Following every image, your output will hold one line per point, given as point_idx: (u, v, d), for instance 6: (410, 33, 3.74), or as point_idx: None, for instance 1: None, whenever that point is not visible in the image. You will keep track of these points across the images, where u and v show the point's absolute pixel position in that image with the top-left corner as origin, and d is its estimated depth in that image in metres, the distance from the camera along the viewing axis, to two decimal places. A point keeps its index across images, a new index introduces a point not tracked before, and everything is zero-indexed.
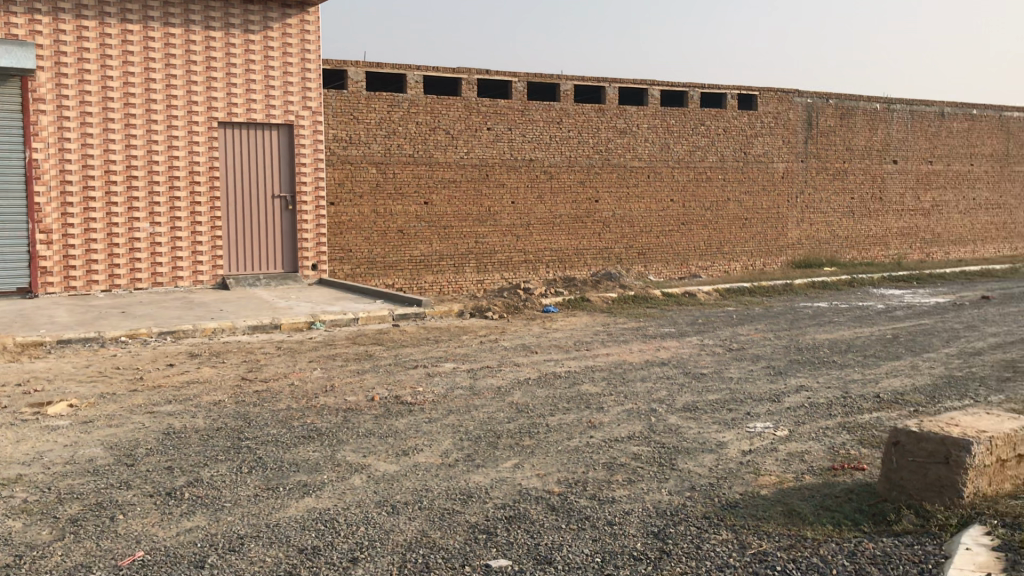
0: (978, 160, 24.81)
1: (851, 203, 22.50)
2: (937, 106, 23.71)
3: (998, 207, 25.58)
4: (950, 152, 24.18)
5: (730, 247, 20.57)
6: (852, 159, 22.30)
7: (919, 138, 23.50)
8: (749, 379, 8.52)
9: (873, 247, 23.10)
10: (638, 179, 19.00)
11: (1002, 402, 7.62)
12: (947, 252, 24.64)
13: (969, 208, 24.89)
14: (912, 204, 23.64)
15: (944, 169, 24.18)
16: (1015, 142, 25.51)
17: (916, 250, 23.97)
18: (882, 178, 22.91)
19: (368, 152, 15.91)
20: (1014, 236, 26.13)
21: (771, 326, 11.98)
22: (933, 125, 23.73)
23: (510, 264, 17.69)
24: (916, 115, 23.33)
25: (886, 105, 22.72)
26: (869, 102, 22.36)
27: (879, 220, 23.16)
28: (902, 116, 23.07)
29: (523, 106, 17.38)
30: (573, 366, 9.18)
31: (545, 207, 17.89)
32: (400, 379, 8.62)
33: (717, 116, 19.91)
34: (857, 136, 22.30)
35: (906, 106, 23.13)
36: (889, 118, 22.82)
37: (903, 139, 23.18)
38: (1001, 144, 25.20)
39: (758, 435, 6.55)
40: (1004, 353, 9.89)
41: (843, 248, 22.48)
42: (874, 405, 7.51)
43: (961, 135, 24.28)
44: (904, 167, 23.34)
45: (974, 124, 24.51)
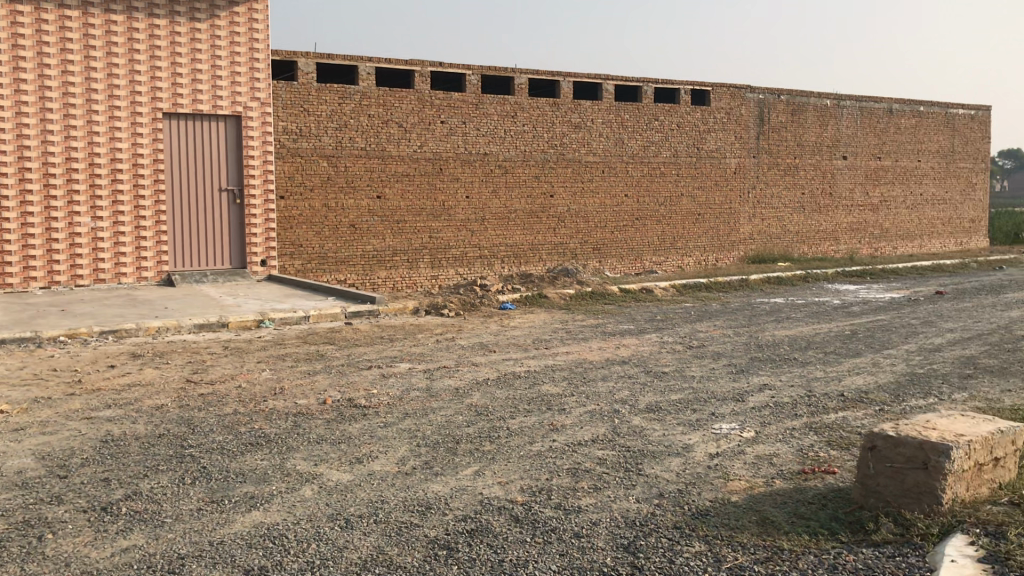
0: (926, 157, 25.08)
1: (802, 198, 22.58)
2: (885, 103, 23.90)
3: (945, 203, 25.91)
4: (898, 148, 24.40)
5: (683, 242, 20.51)
6: (803, 155, 22.37)
7: (868, 135, 23.67)
8: (712, 378, 8.35)
9: (824, 242, 23.22)
10: (593, 173, 18.82)
11: (966, 400, 7.52)
12: (896, 248, 24.89)
13: (916, 204, 25.17)
14: (861, 200, 23.81)
15: (892, 165, 24.40)
16: (961, 139, 25.85)
17: (865, 246, 24.18)
18: (832, 174, 23.03)
19: (319, 145, 15.49)
20: (961, 232, 26.50)
21: (730, 323, 11.85)
22: (882, 122, 23.91)
23: (465, 259, 17.39)
24: (865, 111, 23.49)
25: (836, 101, 22.81)
26: (820, 98, 22.44)
27: (830, 216, 23.29)
28: (851, 112, 23.20)
29: (477, 99, 17.08)
30: (532, 366, 8.92)
31: (499, 201, 17.62)
32: (353, 380, 8.30)
33: (671, 111, 19.81)
34: (808, 132, 22.38)
35: (856, 102, 23.27)
36: (839, 115, 22.93)
37: (852, 135, 23.32)
38: (947, 140, 25.50)
39: (725, 437, 6.36)
40: (963, 349, 9.85)
41: (794, 243, 22.56)
42: (839, 404, 7.37)
43: (908, 132, 24.51)
44: (854, 163, 23.49)
45: (921, 120, 24.76)
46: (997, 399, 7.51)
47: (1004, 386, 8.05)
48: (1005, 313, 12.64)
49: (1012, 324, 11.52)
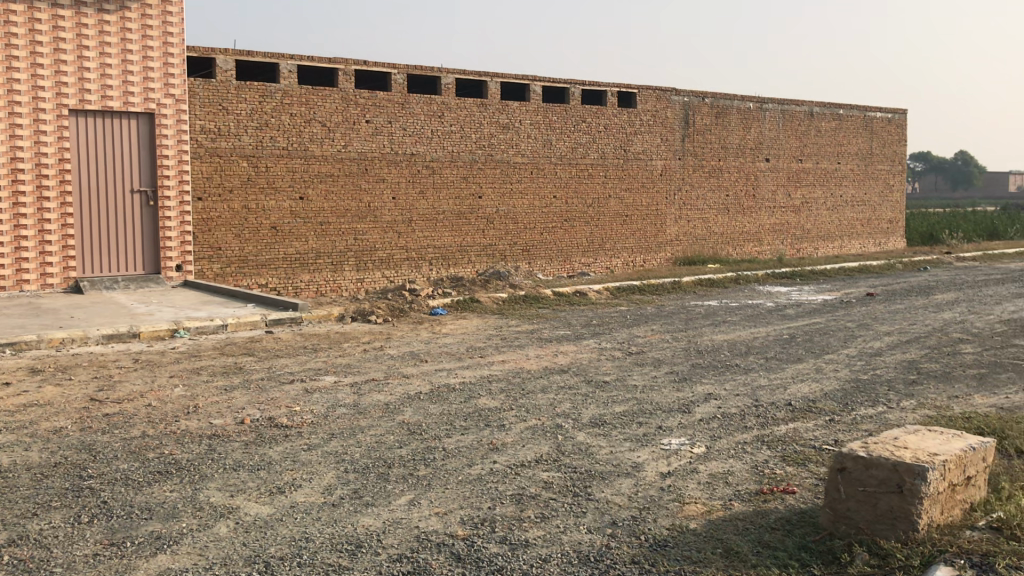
0: (845, 159, 25.38)
1: (727, 200, 22.57)
2: (806, 106, 24.09)
3: (865, 204, 26.26)
4: (818, 151, 24.62)
5: (612, 243, 20.25)
6: (727, 157, 22.38)
7: (789, 137, 23.83)
8: (655, 387, 7.99)
9: (748, 244, 23.26)
10: (522, 174, 18.44)
11: (915, 408, 7.30)
12: (819, 249, 25.13)
13: (837, 205, 25.43)
14: (783, 202, 23.95)
15: (813, 167, 24.60)
16: (879, 141, 26.25)
17: (789, 247, 24.33)
18: (755, 176, 23.08)
19: (239, 145, 14.81)
20: (880, 232, 26.90)
21: (667, 327, 11.55)
22: (803, 124, 24.09)
23: (391, 261, 16.78)
24: (786, 115, 23.62)
25: (758, 104, 22.87)
26: (743, 101, 22.49)
27: (754, 217, 23.33)
28: (774, 115, 23.31)
29: (403, 98, 16.53)
30: (466, 377, 8.44)
31: (427, 203, 17.09)
32: (275, 397, 7.70)
33: (598, 113, 19.56)
34: (732, 134, 22.39)
35: (778, 105, 23.38)
36: (761, 117, 23.00)
37: (775, 138, 23.44)
38: (866, 143, 25.84)
39: (675, 454, 5.99)
40: (903, 354, 9.71)
41: (719, 245, 22.53)
42: (788, 414, 7.07)
43: (828, 134, 24.76)
44: (776, 165, 23.60)
45: (840, 123, 25.04)
46: (946, 407, 7.32)
47: (950, 392, 7.88)
48: (937, 314, 12.64)
49: (945, 326, 11.49)
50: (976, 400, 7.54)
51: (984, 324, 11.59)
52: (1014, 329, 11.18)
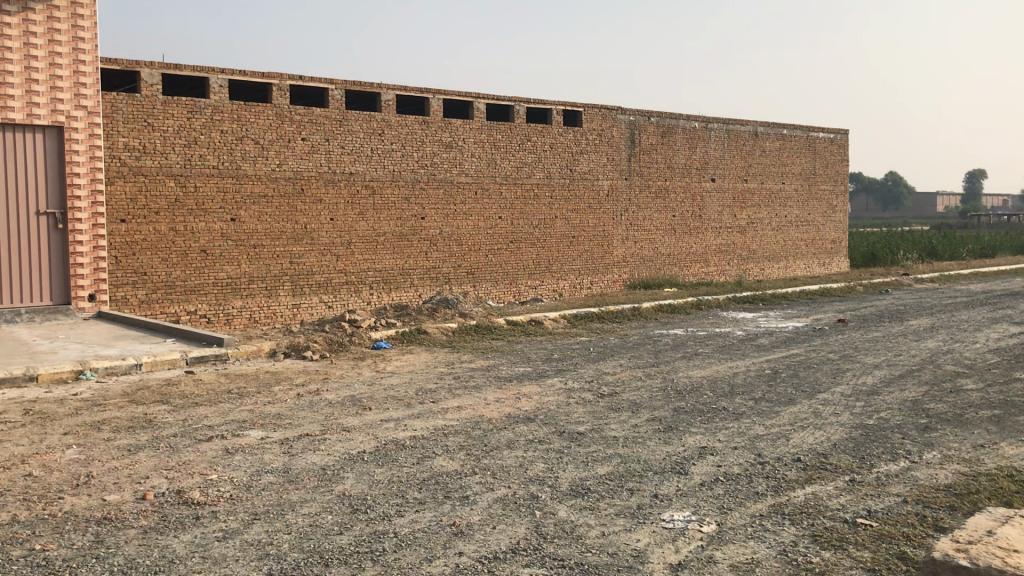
0: (789, 180, 24.75)
1: (673, 220, 21.68)
2: (751, 125, 23.42)
3: (809, 224, 25.63)
4: (763, 171, 23.96)
5: (559, 265, 19.19)
6: (673, 177, 21.52)
7: (734, 158, 23.09)
8: (639, 440, 6.89)
9: (694, 265, 22.40)
10: (466, 195, 17.29)
11: (944, 462, 6.29)
12: (764, 269, 24.41)
13: (782, 225, 24.77)
14: (729, 222, 23.18)
15: (758, 187, 23.90)
16: (822, 162, 25.70)
17: (736, 267, 23.57)
18: (701, 197, 22.28)
19: (165, 164, 13.45)
20: (824, 253, 26.24)
21: (637, 362, 10.46)
22: (747, 144, 23.41)
23: (329, 286, 15.44)
24: (731, 134, 22.89)
25: (704, 124, 22.09)
26: (689, 120, 21.69)
27: (699, 238, 22.48)
28: (719, 135, 22.56)
29: (341, 115, 15.28)
30: (419, 430, 7.22)
31: (366, 224, 15.80)
32: (187, 461, 6.37)
33: (543, 132, 18.54)
34: (678, 155, 21.56)
35: (722, 124, 22.63)
36: (706, 137, 22.22)
37: (720, 158, 22.67)
38: (810, 163, 25.30)
39: (682, 536, 4.89)
40: (902, 392, 8.76)
41: (665, 266, 21.61)
42: (801, 474, 6.01)
43: (772, 154, 24.14)
44: (721, 185, 22.85)
45: (785, 143, 24.46)
46: (976, 459, 6.34)
47: (972, 439, 6.91)
48: (920, 344, 11.80)
49: (934, 358, 10.63)
50: (1006, 450, 6.58)
51: (974, 355, 10.74)
52: (1008, 360, 10.36)
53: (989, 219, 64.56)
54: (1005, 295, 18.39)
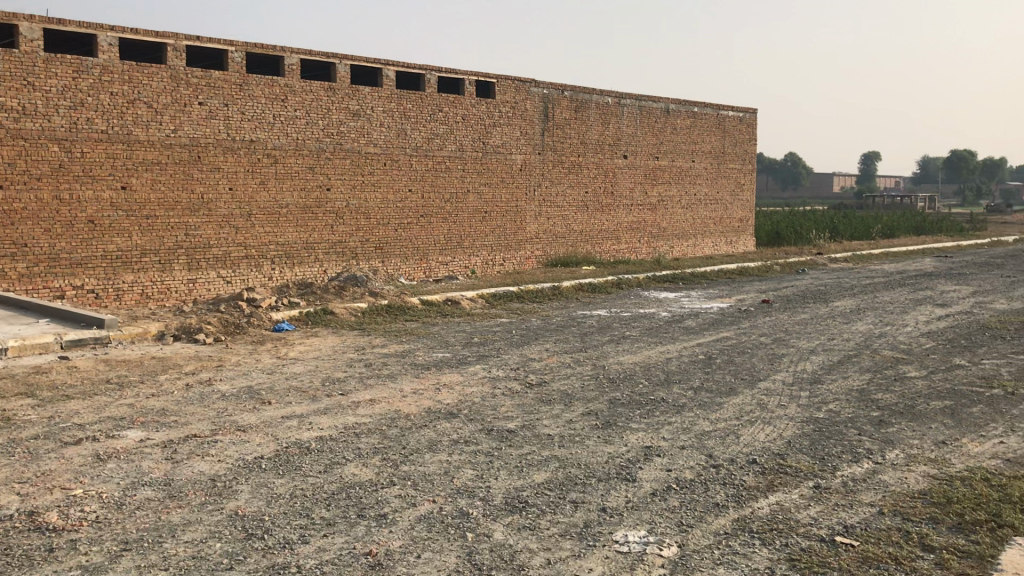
0: (699, 158, 24.35)
1: (585, 196, 21.01)
2: (663, 102, 22.84)
3: (718, 202, 25.31)
4: (674, 148, 23.46)
5: (470, 240, 18.34)
6: (586, 153, 20.80)
7: (645, 134, 22.50)
8: (577, 439, 6.15)
9: (606, 242, 21.83)
10: (375, 165, 16.18)
11: (908, 463, 5.75)
12: (676, 247, 24.06)
13: (692, 203, 24.37)
14: (641, 199, 22.64)
15: (669, 165, 23.40)
16: (731, 140, 25.37)
17: (649, 246, 23.12)
18: (614, 173, 21.64)
19: (48, 127, 12.01)
20: (731, 231, 26.00)
21: (563, 347, 9.74)
22: (659, 121, 22.85)
23: (228, 260, 14.19)
24: (644, 110, 22.28)
25: (617, 99, 21.40)
26: (602, 94, 20.95)
27: (612, 215, 21.89)
28: (631, 111, 21.92)
29: (241, 78, 14.01)
30: (326, 430, 6.33)
31: (268, 194, 14.58)
32: (48, 471, 5.34)
33: (455, 102, 17.55)
34: (591, 130, 20.82)
35: (635, 100, 21.98)
36: (620, 113, 21.54)
37: (632, 135, 22.04)
38: (719, 141, 24.93)
39: (641, 564, 4.17)
40: (845, 380, 8.27)
41: (578, 243, 20.98)
42: (760, 480, 5.37)
43: (684, 132, 23.66)
44: (633, 162, 22.25)
45: (695, 121, 23.99)
46: (942, 459, 5.82)
47: (931, 435, 6.41)
48: (851, 327, 11.43)
49: (868, 343, 10.22)
50: (971, 448, 6.08)
51: (909, 340, 10.40)
52: (943, 346, 10.02)
53: (883, 202, 65.97)
54: (918, 275, 18.40)
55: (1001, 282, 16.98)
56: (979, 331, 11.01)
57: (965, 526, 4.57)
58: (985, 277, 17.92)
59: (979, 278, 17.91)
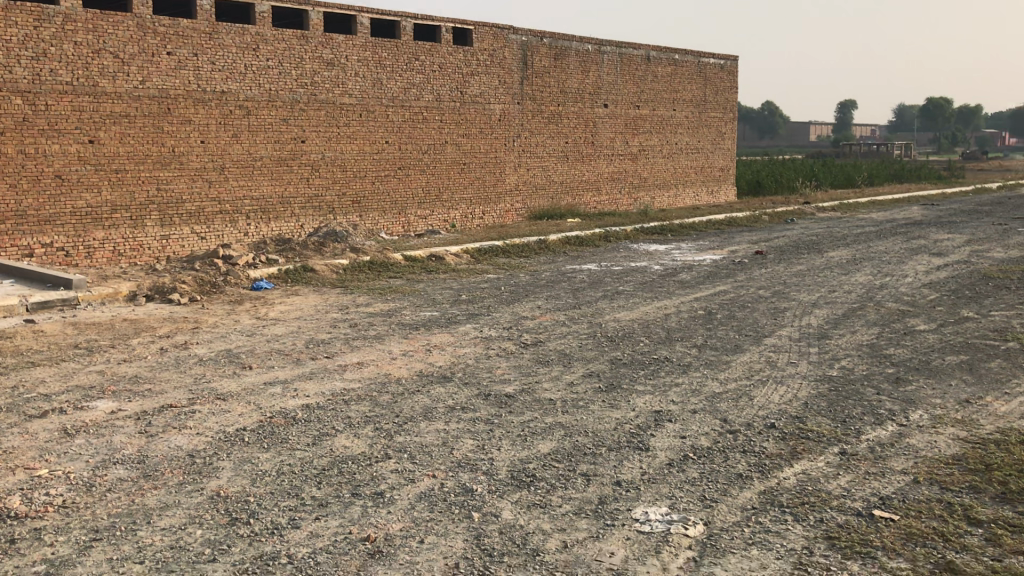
0: (680, 107, 23.74)
1: (566, 146, 20.41)
2: (644, 49, 22.17)
3: (700, 151, 24.78)
4: (655, 97, 22.84)
5: (449, 193, 17.67)
6: (566, 102, 20.16)
7: (626, 83, 21.84)
8: (581, 404, 5.77)
9: (586, 193, 21.31)
10: (350, 117, 15.38)
11: (934, 424, 5.42)
12: (657, 198, 23.59)
13: (673, 152, 23.80)
14: (622, 149, 22.07)
15: (650, 114, 22.80)
16: (712, 89, 24.74)
17: (629, 196, 22.62)
18: (594, 123, 21.01)
19: (10, 78, 11.28)
20: (713, 181, 25.53)
21: (555, 304, 9.33)
22: (640, 69, 22.20)
23: (201, 215, 13.52)
24: (624, 58, 21.61)
25: (597, 47, 20.70)
26: (581, 42, 20.26)
27: (592, 166, 21.32)
28: (612, 59, 21.23)
29: (211, 27, 13.25)
30: (313, 397, 5.91)
31: (242, 147, 13.86)
32: (10, 449, 4.89)
33: (431, 50, 16.75)
34: (570, 78, 20.15)
35: (615, 47, 21.28)
36: (599, 61, 20.86)
37: (612, 83, 21.38)
38: (700, 90, 24.30)
39: (667, 545, 3.80)
40: (853, 335, 7.95)
41: (558, 195, 20.45)
42: (782, 446, 5.01)
43: (665, 80, 23.03)
44: (614, 111, 21.62)
45: (676, 69, 23.35)
46: (970, 420, 5.49)
47: (953, 394, 6.08)
48: (850, 278, 11.11)
49: (871, 295, 9.90)
50: (998, 407, 5.77)
51: (912, 291, 10.09)
52: (948, 296, 9.72)
53: (860, 150, 65.67)
54: (907, 224, 18.11)
55: (992, 230, 16.72)
56: (981, 281, 10.70)
57: (1009, 497, 4.24)
58: (976, 225, 17.65)
59: (969, 226, 17.64)
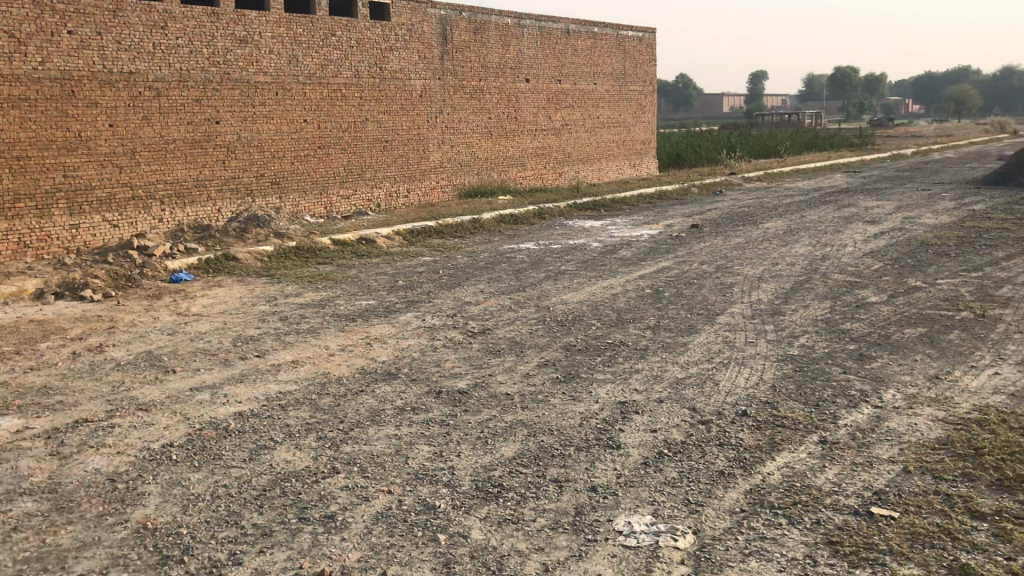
0: (601, 80, 23.41)
1: (489, 122, 19.88)
2: (564, 23, 21.71)
3: (622, 124, 24.52)
4: (577, 71, 22.44)
5: (372, 172, 16.98)
6: (488, 77, 19.59)
7: (546, 57, 21.39)
8: (541, 398, 5.37)
9: (511, 169, 20.83)
10: (266, 96, 14.61)
11: (911, 405, 5.18)
12: (582, 172, 23.25)
13: (595, 126, 23.47)
14: (545, 124, 21.65)
15: (571, 88, 22.39)
16: (631, 62, 24.46)
17: (553, 171, 22.23)
18: (516, 98, 20.52)
19: None
20: (635, 154, 25.32)
21: (497, 288, 8.91)
22: (560, 43, 21.75)
23: (112, 202, 12.58)
24: (544, 31, 21.11)
25: (517, 20, 20.15)
26: (501, 15, 19.68)
27: (515, 141, 20.85)
28: (532, 32, 20.71)
29: (114, 4, 12.27)
30: (246, 404, 5.39)
31: (153, 129, 12.96)
32: None
33: (348, 25, 15.99)
34: (491, 53, 19.58)
35: (535, 20, 20.77)
36: (519, 35, 20.32)
37: (533, 57, 20.90)
38: (620, 63, 23.99)
39: (659, 562, 3.42)
40: (806, 309, 7.72)
41: (483, 171, 19.93)
42: (760, 437, 4.69)
43: (585, 53, 22.63)
44: (536, 85, 21.16)
45: (596, 42, 22.96)
46: (945, 399, 5.26)
47: (921, 370, 5.87)
48: (791, 250, 10.94)
49: (816, 266, 9.73)
50: (968, 383, 5.56)
51: (856, 261, 9.96)
52: (892, 266, 9.60)
53: (774, 120, 66.56)
54: (835, 192, 18.16)
55: (918, 196, 16.87)
56: (921, 248, 10.63)
57: (1006, 484, 3.99)
58: (903, 192, 17.80)
59: (895, 192, 17.76)
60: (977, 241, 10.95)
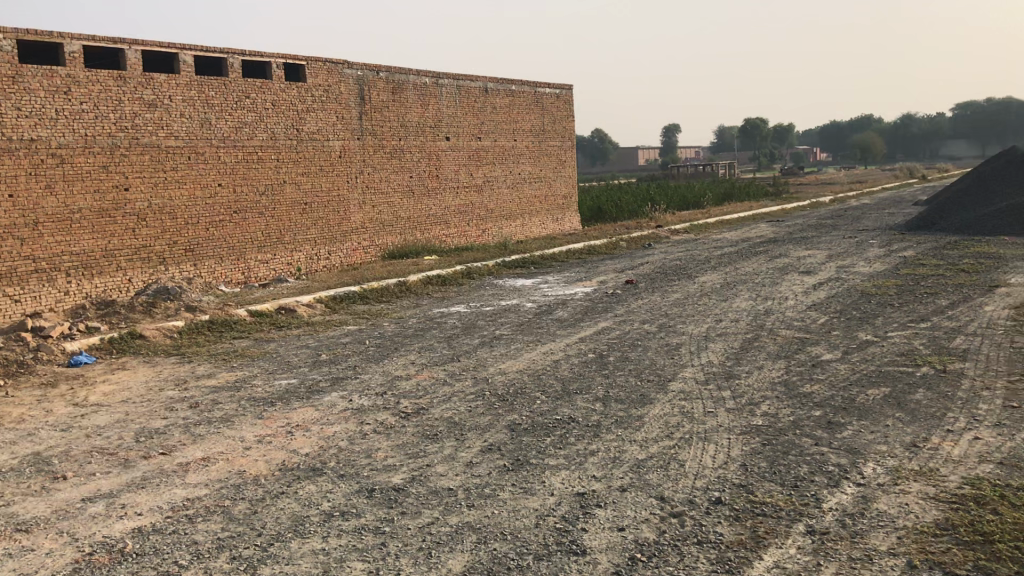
0: (520, 136, 23.14)
1: (410, 181, 19.35)
2: (482, 81, 21.43)
3: (543, 180, 24.26)
4: (496, 128, 22.13)
5: (291, 235, 16.21)
6: (407, 136, 19.11)
7: (465, 114, 21.03)
8: (489, 492, 4.74)
9: (433, 228, 20.29)
10: (178, 161, 13.83)
11: (897, 480, 4.70)
12: (506, 228, 22.84)
13: (517, 182, 23.14)
14: (466, 181, 21.21)
15: (491, 145, 22.06)
16: (549, 119, 24.29)
17: (476, 229, 21.75)
18: (436, 156, 20.08)
19: None
20: (557, 209, 25.05)
21: (429, 358, 8.27)
22: (479, 101, 21.45)
23: (12, 277, 11.57)
24: (462, 89, 20.77)
25: (434, 79, 19.78)
26: (419, 74, 19.29)
27: (437, 199, 20.35)
28: (450, 91, 20.35)
29: (14, 69, 11.45)
30: (147, 517, 4.62)
31: (56, 199, 12.05)
32: None
33: (262, 87, 15.35)
34: (410, 112, 19.13)
35: (453, 79, 20.43)
36: (437, 94, 19.93)
37: (452, 116, 20.53)
38: (538, 119, 23.79)
39: None
40: (761, 371, 7.27)
41: (406, 231, 19.33)
42: (742, 530, 4.14)
43: (504, 111, 22.37)
44: (456, 144, 20.77)
45: (515, 99, 22.74)
46: (931, 471, 4.81)
47: (896, 438, 5.42)
48: (731, 305, 10.58)
49: (761, 322, 9.35)
50: (950, 450, 5.13)
51: (800, 315, 9.62)
52: (838, 319, 9.29)
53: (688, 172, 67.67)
54: (762, 243, 18.07)
55: (845, 244, 16.87)
56: (862, 299, 10.37)
57: None
58: (829, 240, 17.82)
59: (823, 240, 17.75)
60: (916, 290, 10.78)
